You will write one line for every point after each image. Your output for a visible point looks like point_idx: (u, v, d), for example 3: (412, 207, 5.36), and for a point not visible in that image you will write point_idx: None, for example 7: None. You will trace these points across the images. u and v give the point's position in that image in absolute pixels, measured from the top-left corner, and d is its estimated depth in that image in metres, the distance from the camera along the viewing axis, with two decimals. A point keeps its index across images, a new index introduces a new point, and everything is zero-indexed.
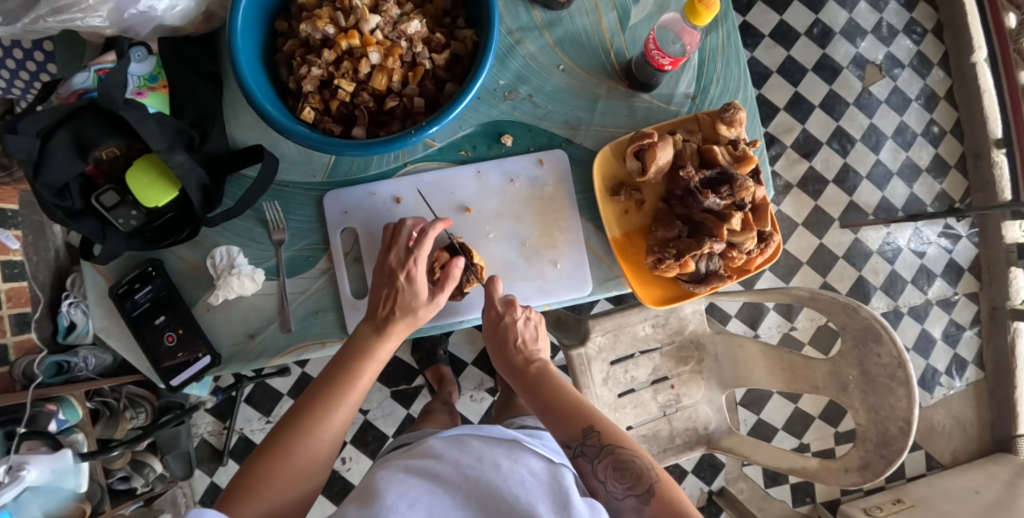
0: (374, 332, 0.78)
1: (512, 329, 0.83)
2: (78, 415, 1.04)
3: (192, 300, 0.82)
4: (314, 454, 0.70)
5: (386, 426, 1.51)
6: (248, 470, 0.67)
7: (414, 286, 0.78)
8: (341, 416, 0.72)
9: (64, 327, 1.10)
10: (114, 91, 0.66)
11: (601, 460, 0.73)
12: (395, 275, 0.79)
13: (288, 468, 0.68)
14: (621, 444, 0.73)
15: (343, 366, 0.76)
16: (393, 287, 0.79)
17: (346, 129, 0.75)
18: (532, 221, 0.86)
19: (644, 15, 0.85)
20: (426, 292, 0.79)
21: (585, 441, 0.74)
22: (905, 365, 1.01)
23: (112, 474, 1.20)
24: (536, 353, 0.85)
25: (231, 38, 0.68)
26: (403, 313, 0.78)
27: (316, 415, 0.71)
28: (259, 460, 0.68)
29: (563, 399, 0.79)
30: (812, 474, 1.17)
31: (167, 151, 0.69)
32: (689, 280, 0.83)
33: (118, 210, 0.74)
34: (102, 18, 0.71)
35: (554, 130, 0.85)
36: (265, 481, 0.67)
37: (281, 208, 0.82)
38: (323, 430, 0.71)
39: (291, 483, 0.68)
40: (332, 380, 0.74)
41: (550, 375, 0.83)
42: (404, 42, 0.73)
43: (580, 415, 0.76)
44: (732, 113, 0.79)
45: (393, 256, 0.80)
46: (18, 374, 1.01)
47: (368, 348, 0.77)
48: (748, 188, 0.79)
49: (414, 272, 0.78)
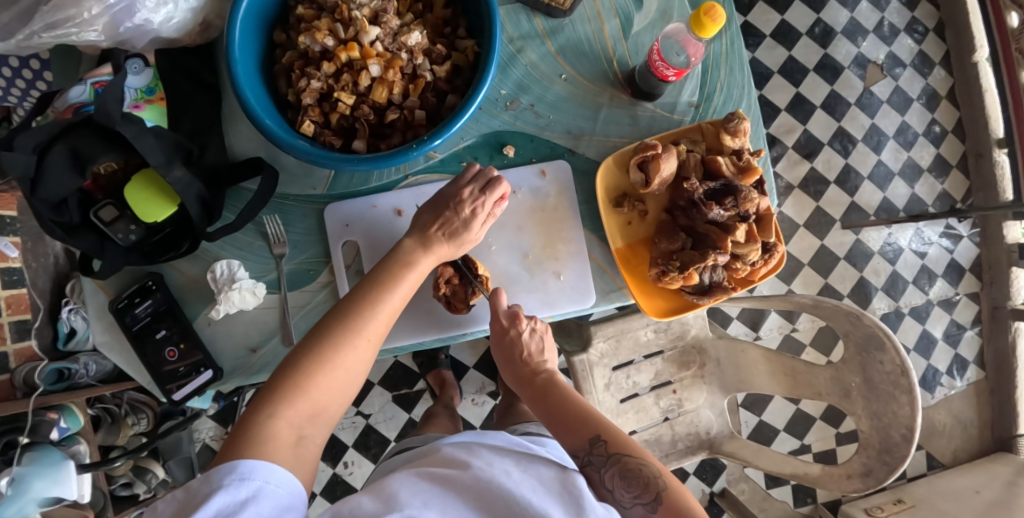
0: (420, 245, 0.79)
1: (518, 342, 0.83)
2: (78, 424, 1.08)
3: (193, 314, 0.81)
4: (359, 360, 0.71)
5: (388, 430, 1.51)
6: (297, 367, 0.67)
7: (474, 221, 0.79)
8: (384, 321, 0.74)
9: (64, 334, 1.04)
10: (110, 105, 0.65)
11: (608, 468, 0.72)
12: (456, 205, 0.79)
13: (337, 370, 0.69)
14: (628, 452, 0.72)
15: (387, 273, 0.76)
16: (448, 212, 0.79)
17: (346, 142, 0.74)
18: (534, 233, 0.85)
19: (646, 22, 0.85)
20: (480, 227, 0.80)
21: (592, 450, 0.74)
22: (908, 372, 0.99)
23: (113, 480, 1.22)
24: (545, 364, 0.85)
25: (229, 52, 0.67)
26: (451, 236, 0.79)
27: (366, 320, 0.72)
28: (307, 356, 0.68)
29: (570, 409, 0.78)
30: (815, 479, 1.16)
31: (165, 166, 0.68)
32: (693, 291, 0.82)
33: (116, 225, 0.73)
34: (97, 33, 0.70)
35: (557, 140, 0.85)
36: (314, 380, 0.67)
37: (281, 221, 0.81)
38: (369, 331, 0.72)
39: (335, 387, 0.69)
40: (378, 285, 0.75)
41: (557, 384, 0.82)
42: (405, 54, 0.72)
43: (586, 424, 0.75)
44: (736, 123, 0.79)
45: (463, 187, 0.79)
46: (18, 382, 1.00)
47: (414, 261, 0.77)
48: (752, 199, 0.78)
49: (480, 208, 0.79)
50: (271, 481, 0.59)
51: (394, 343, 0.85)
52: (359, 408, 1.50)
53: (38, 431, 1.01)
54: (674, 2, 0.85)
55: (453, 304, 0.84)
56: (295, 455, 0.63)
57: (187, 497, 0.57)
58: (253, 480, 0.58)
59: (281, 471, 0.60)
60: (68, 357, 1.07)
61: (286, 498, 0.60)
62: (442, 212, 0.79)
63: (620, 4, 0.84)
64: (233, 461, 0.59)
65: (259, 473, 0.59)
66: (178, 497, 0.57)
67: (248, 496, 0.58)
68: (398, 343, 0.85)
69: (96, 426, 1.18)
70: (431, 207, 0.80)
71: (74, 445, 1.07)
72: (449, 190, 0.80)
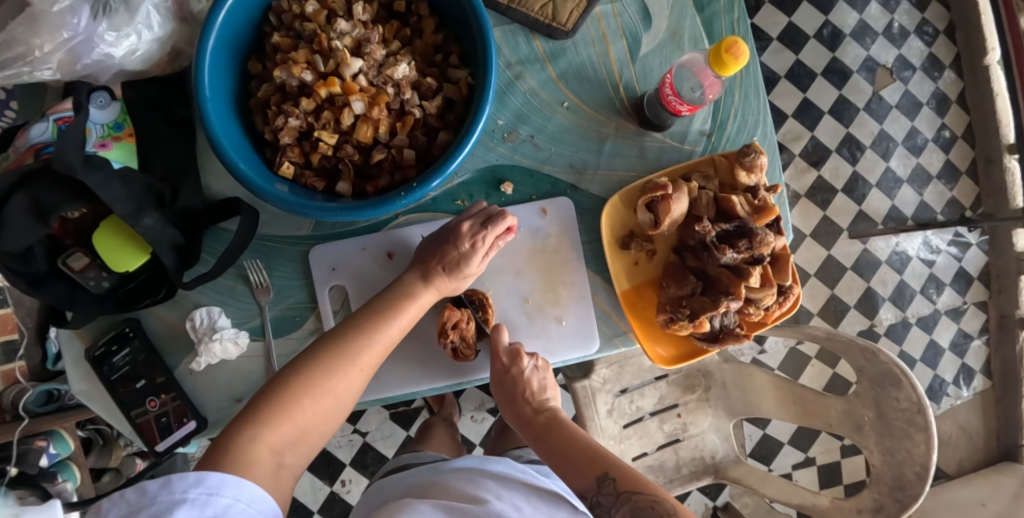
0: (420, 278, 0.74)
1: (521, 380, 0.77)
2: (68, 448, 1.11)
3: (174, 363, 0.77)
4: (349, 391, 0.67)
5: (386, 448, 1.46)
6: (288, 385, 0.63)
7: (475, 254, 0.74)
8: (381, 350, 0.69)
9: (53, 355, 1.11)
10: (70, 153, 0.61)
11: (618, 508, 0.65)
12: (456, 237, 0.73)
13: (326, 396, 0.64)
14: (638, 489, 0.65)
15: (385, 302, 0.72)
16: (447, 244, 0.74)
17: (330, 185, 0.69)
18: (535, 276, 0.80)
19: (655, 44, 0.79)
20: (479, 263, 0.75)
21: (600, 490, 0.67)
22: (925, 410, 0.93)
23: None
24: (546, 402, 0.81)
25: (198, 90, 0.61)
26: (450, 270, 0.74)
27: (362, 347, 0.68)
28: (299, 374, 0.64)
29: (577, 449, 0.73)
30: (824, 512, 1.10)
31: (133, 214, 0.64)
32: (703, 337, 0.78)
33: (87, 272, 0.69)
34: (52, 70, 0.65)
35: (558, 175, 0.79)
36: (301, 403, 0.63)
37: (264, 266, 0.76)
38: (363, 360, 0.68)
39: (322, 416, 0.64)
40: (377, 310, 0.71)
41: (561, 424, 0.78)
42: (391, 88, 0.66)
43: (594, 462, 0.70)
44: (752, 157, 0.73)
45: (463, 221, 0.74)
46: (8, 403, 1.08)
47: (413, 291, 0.73)
48: (768, 243, 0.73)
49: (481, 244, 0.73)
50: (241, 499, 0.54)
51: (386, 394, 0.80)
52: (356, 426, 1.45)
53: (27, 460, 1.04)
54: (686, 21, 0.79)
55: (461, 351, 0.78)
56: (274, 484, 0.58)
57: (142, 502, 0.50)
58: (222, 497, 0.53)
59: (253, 488, 0.55)
60: (56, 377, 1.15)
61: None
62: (440, 243, 0.74)
63: (627, 24, 0.79)
64: (200, 471, 0.53)
65: (228, 489, 0.54)
66: (128, 500, 0.51)
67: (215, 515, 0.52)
68: (390, 394, 0.80)
69: (87, 448, 1.18)
70: (432, 239, 0.75)
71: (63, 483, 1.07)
72: (453, 224, 0.75)
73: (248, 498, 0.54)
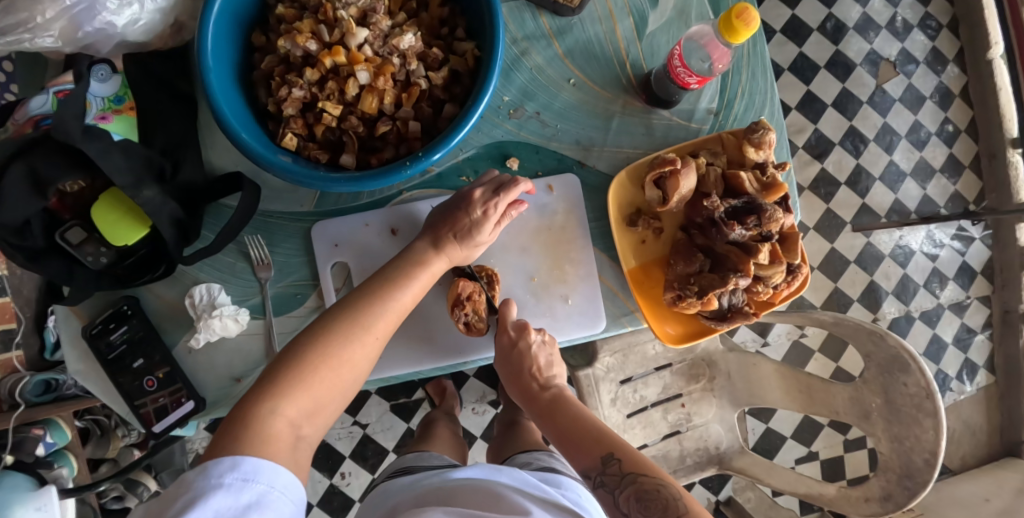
0: (431, 246, 0.73)
1: (527, 355, 0.77)
2: (66, 437, 1.08)
3: (172, 341, 0.76)
4: (363, 359, 0.65)
5: (386, 440, 1.44)
6: (302, 358, 0.62)
7: (487, 222, 0.73)
8: (394, 318, 0.69)
9: (50, 344, 1.11)
10: (69, 122, 0.58)
11: (622, 491, 0.67)
12: (468, 204, 0.73)
13: (342, 365, 0.63)
14: (643, 472, 0.67)
15: (396, 270, 0.71)
16: (459, 211, 0.73)
17: (334, 157, 0.68)
18: (540, 254, 0.79)
19: (662, 22, 0.78)
20: (490, 232, 0.74)
21: (604, 470, 0.69)
22: (934, 395, 0.92)
23: (106, 493, 1.19)
24: (552, 379, 0.81)
25: (200, 59, 0.60)
26: (462, 238, 0.73)
27: (374, 315, 0.67)
28: (312, 343, 0.63)
29: (582, 426, 0.74)
30: (830, 501, 1.09)
31: (133, 187, 0.63)
32: (711, 316, 0.76)
33: (86, 247, 0.68)
34: (54, 37, 0.65)
35: (564, 151, 0.78)
36: (318, 373, 0.62)
37: (265, 242, 0.75)
38: (378, 328, 0.67)
39: (337, 388, 0.63)
40: (388, 278, 0.70)
41: (566, 402, 0.79)
42: (397, 59, 0.65)
43: (599, 442, 0.71)
44: (761, 134, 0.72)
45: (475, 187, 0.73)
46: (4, 392, 1.06)
47: (425, 258, 0.72)
48: (777, 219, 0.72)
49: (492, 213, 0.72)
50: (275, 486, 0.53)
51: (389, 373, 0.79)
52: (356, 418, 1.44)
53: (23, 448, 1.02)
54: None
55: (473, 326, 0.77)
56: (292, 458, 0.57)
57: (179, 489, 0.50)
58: (257, 483, 0.52)
59: (287, 475, 0.54)
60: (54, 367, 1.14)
61: (290, 508, 0.53)
62: (451, 211, 0.73)
63: (634, 1, 0.78)
64: (235, 456, 0.53)
65: (263, 475, 0.53)
66: (168, 488, 0.51)
67: (250, 502, 0.51)
68: (392, 373, 0.79)
69: (84, 439, 1.15)
70: (443, 206, 0.74)
71: (59, 468, 1.07)
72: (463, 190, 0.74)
73: (282, 485, 0.53)
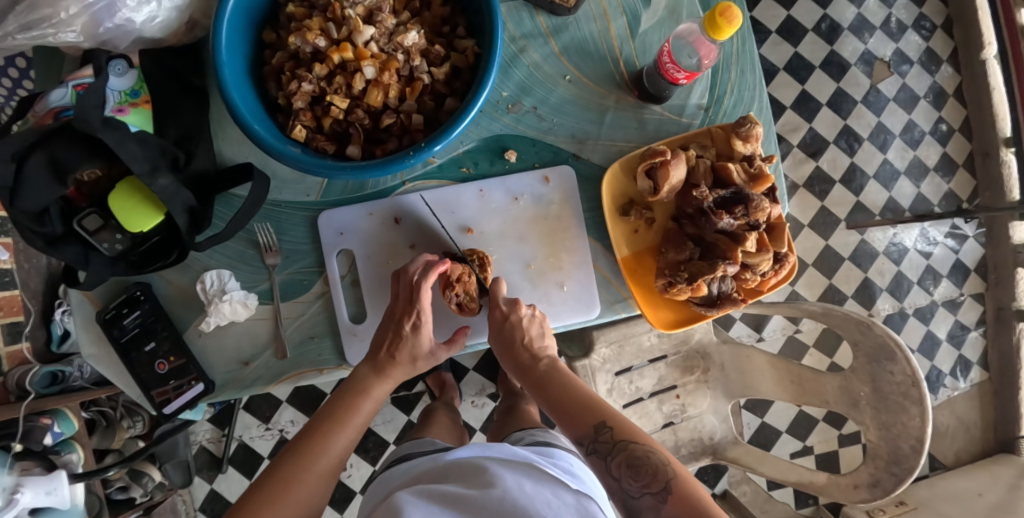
0: (373, 371, 0.76)
1: (518, 328, 0.78)
2: (72, 427, 1.06)
3: (183, 325, 0.79)
4: (316, 491, 0.69)
5: (387, 432, 1.47)
6: (249, 501, 0.65)
7: (420, 336, 0.77)
8: (341, 452, 0.72)
9: (58, 337, 1.08)
10: (90, 112, 0.62)
11: (614, 457, 0.69)
12: (400, 321, 0.77)
13: (291, 500, 0.66)
14: (634, 439, 0.70)
15: (341, 403, 0.74)
16: (394, 331, 0.77)
17: (340, 148, 0.71)
18: (537, 242, 0.83)
19: (654, 21, 0.81)
20: (427, 344, 0.78)
21: (597, 438, 0.71)
22: (919, 383, 0.94)
23: (110, 484, 1.17)
24: (543, 348, 0.80)
25: (215, 54, 0.63)
26: (404, 359, 0.77)
27: (315, 455, 0.70)
28: (260, 495, 0.66)
29: (573, 397, 0.75)
30: (821, 488, 1.10)
31: (149, 174, 0.66)
32: (701, 302, 0.80)
33: (101, 234, 0.71)
34: (76, 33, 0.69)
35: (560, 144, 0.82)
36: (264, 513, 0.65)
37: (273, 230, 0.79)
38: (325, 457, 0.70)
39: (295, 516, 0.66)
40: (332, 417, 0.73)
41: (562, 373, 0.78)
42: (401, 55, 0.68)
43: (591, 410, 0.73)
44: (748, 128, 0.76)
45: (400, 303, 0.77)
46: (11, 385, 1.02)
47: (367, 388, 0.76)
48: (764, 209, 0.75)
49: (421, 324, 0.77)
50: None
51: None
52: None
53: (31, 437, 0.98)
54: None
55: (465, 305, 0.81)
56: None
57: None
58: None
59: None
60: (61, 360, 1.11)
61: None
62: (386, 336, 0.77)
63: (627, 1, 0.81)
64: None
65: None
66: None
67: None
68: None
69: (89, 430, 1.16)
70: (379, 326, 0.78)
71: (66, 454, 1.04)
72: (393, 305, 0.78)
73: None
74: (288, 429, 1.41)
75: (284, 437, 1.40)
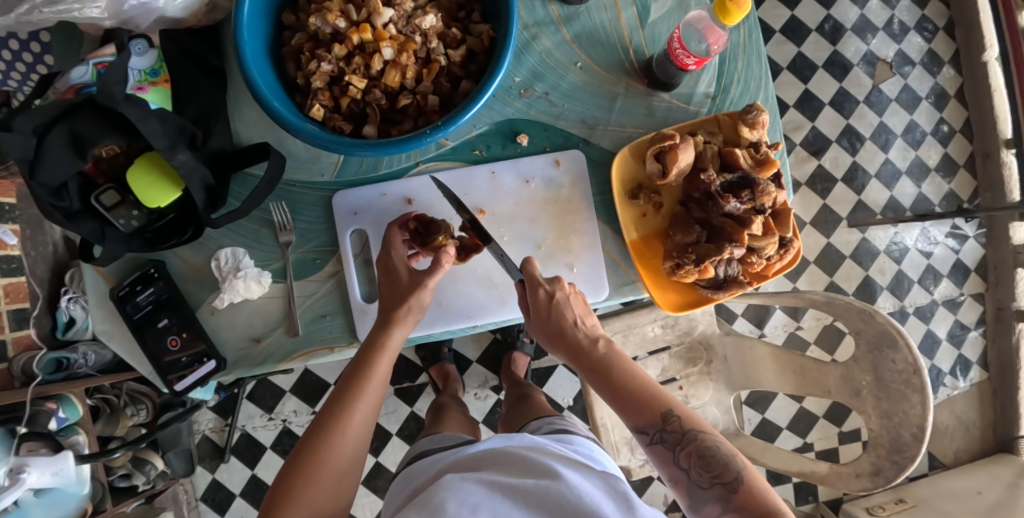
0: (382, 325, 0.76)
1: (568, 306, 0.78)
2: (77, 413, 1.03)
3: (196, 303, 0.81)
4: (346, 454, 0.71)
5: (390, 423, 1.46)
6: (284, 480, 0.69)
7: (395, 271, 0.78)
8: (363, 421, 0.73)
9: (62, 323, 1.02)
10: (113, 87, 0.63)
11: (682, 448, 0.72)
12: (381, 269, 0.79)
13: (324, 471, 0.69)
14: (702, 429, 0.73)
15: (357, 364, 0.74)
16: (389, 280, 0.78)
17: (357, 128, 0.73)
18: (547, 224, 0.84)
19: (664, 11, 0.82)
20: (406, 274, 0.77)
21: (664, 427, 0.73)
22: (921, 371, 0.94)
23: (112, 471, 1.14)
24: (595, 328, 0.79)
25: (237, 33, 0.65)
26: (394, 298, 0.77)
27: (342, 415, 0.71)
28: (296, 466, 0.69)
29: (634, 380, 0.76)
30: (822, 478, 1.08)
31: (168, 150, 0.67)
32: (708, 286, 0.81)
33: (118, 210, 0.73)
34: (100, 9, 0.70)
35: (571, 129, 0.83)
36: (305, 489, 0.68)
37: (288, 209, 0.81)
38: (348, 425, 0.71)
39: (331, 477, 0.70)
40: (352, 377, 0.73)
41: (616, 353, 0.78)
42: (419, 37, 0.70)
43: (654, 400, 0.74)
44: (755, 114, 0.77)
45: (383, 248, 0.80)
46: (16, 370, 0.97)
47: (378, 341, 0.75)
48: (770, 193, 0.77)
49: (392, 260, 0.78)
50: None
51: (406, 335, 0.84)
52: None
53: (37, 420, 0.96)
54: None
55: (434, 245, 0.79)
56: None
57: None
58: None
59: None
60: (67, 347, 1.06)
61: None
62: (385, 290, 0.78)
63: None
64: None
65: None
66: None
67: None
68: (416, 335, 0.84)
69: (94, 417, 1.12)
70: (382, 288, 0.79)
71: (73, 436, 1.02)
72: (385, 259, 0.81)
73: None
74: (291, 419, 1.42)
75: (286, 427, 1.41)
